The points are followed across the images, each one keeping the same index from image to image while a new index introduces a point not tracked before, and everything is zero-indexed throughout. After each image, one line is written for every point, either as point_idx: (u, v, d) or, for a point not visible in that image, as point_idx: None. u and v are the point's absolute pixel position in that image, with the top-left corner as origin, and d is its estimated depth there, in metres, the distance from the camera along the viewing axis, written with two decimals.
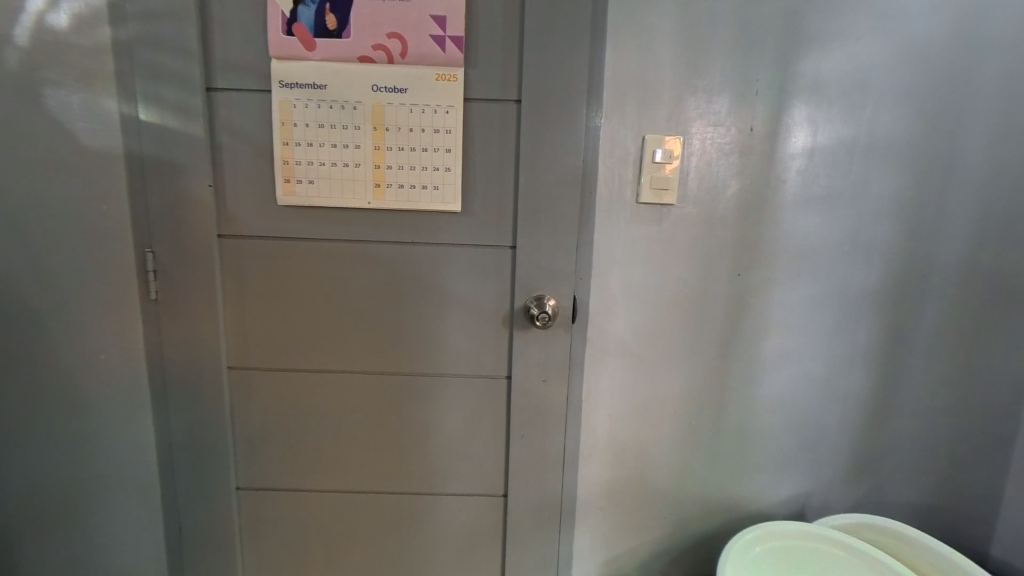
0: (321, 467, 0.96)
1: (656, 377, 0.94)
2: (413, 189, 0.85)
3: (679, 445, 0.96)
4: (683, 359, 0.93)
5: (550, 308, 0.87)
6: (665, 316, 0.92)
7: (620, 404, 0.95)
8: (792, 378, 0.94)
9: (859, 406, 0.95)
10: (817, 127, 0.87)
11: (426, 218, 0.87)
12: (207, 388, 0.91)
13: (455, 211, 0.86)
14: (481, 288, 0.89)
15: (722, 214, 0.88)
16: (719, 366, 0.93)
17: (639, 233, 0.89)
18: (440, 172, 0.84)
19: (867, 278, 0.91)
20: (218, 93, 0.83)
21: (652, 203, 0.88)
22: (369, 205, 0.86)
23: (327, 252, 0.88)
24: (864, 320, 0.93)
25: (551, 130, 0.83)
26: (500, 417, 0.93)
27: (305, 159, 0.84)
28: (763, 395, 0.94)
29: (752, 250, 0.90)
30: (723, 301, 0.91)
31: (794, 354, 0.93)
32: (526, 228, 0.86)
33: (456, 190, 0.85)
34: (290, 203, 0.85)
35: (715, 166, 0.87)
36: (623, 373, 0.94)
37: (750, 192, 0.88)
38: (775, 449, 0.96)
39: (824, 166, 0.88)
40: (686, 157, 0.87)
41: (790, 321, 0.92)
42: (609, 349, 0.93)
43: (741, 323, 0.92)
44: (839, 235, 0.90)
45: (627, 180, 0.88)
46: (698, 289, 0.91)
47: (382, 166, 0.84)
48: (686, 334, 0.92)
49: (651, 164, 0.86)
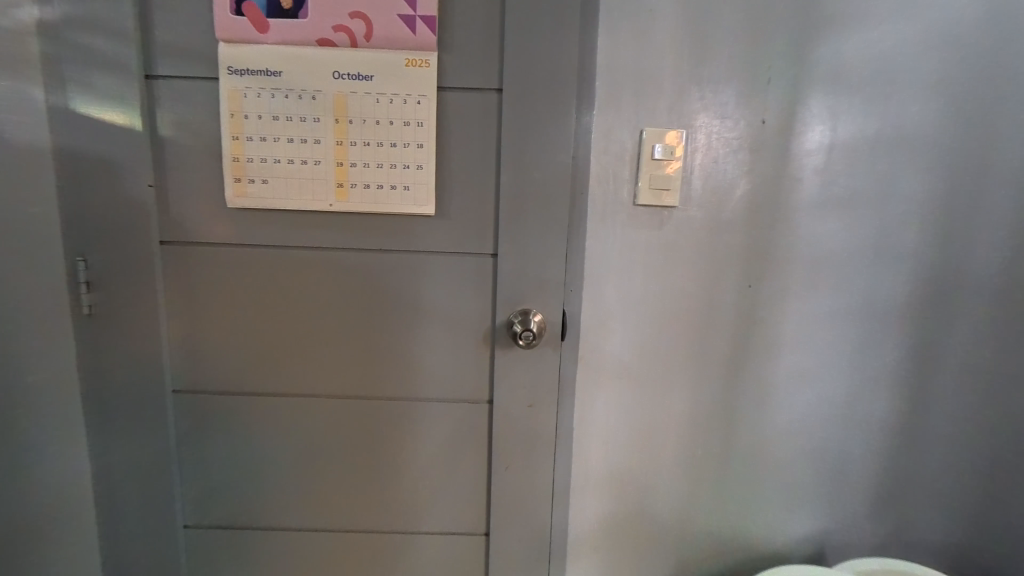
0: (281, 502, 0.85)
1: (657, 401, 0.84)
2: (380, 189, 0.75)
3: (683, 477, 0.86)
4: (687, 381, 0.83)
5: (536, 324, 0.76)
6: (668, 332, 0.82)
7: (616, 430, 0.85)
8: (808, 402, 0.84)
9: (884, 432, 0.85)
10: (835, 121, 0.77)
11: (396, 222, 0.77)
12: (150, 414, 0.81)
13: (428, 214, 0.76)
14: (460, 302, 0.79)
15: (729, 218, 0.79)
16: (727, 389, 0.83)
17: (636, 239, 0.79)
18: (410, 171, 0.74)
19: (892, 288, 0.81)
20: (160, 82, 0.73)
21: (651, 205, 0.78)
22: (331, 208, 0.76)
23: (285, 261, 0.78)
24: (889, 336, 0.83)
25: (536, 123, 0.73)
26: (481, 445, 0.83)
27: (258, 156, 0.74)
28: (776, 420, 0.84)
29: (765, 259, 0.80)
30: (730, 315, 0.81)
31: (811, 374, 0.83)
32: (508, 234, 0.76)
33: (429, 191, 0.75)
34: (242, 205, 0.75)
35: (721, 164, 0.77)
36: (620, 395, 0.83)
37: (762, 193, 0.78)
38: (790, 481, 0.86)
39: (842, 164, 0.78)
40: (690, 154, 0.77)
41: (806, 336, 0.82)
42: (603, 369, 0.83)
43: (751, 341, 0.82)
44: (862, 241, 0.80)
45: (623, 180, 0.78)
46: (703, 302, 0.81)
47: (345, 163, 0.74)
48: (690, 353, 0.82)
49: (650, 160, 0.77)
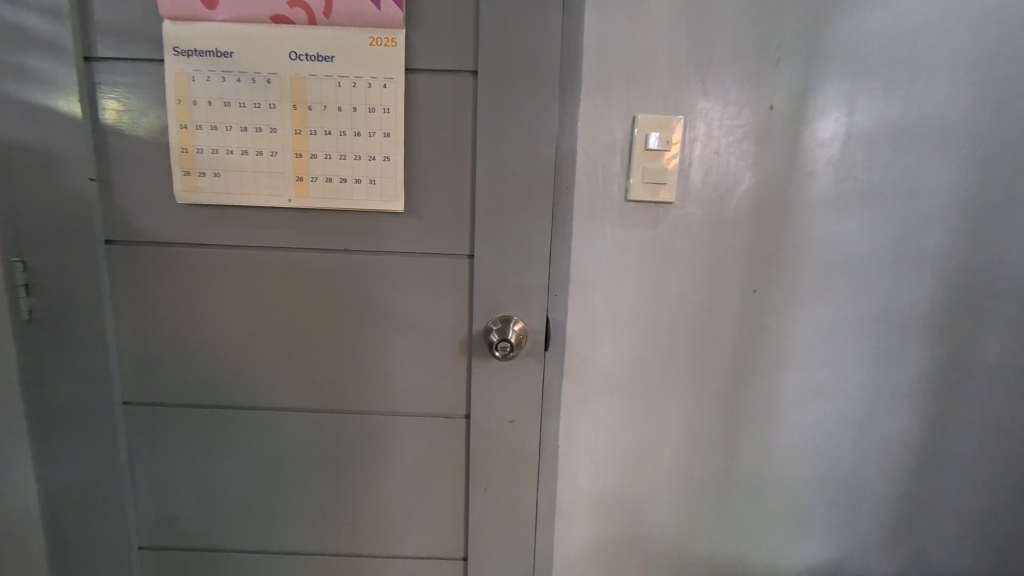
0: (242, 522, 0.79)
1: (651, 416, 0.76)
2: (343, 183, 0.68)
3: (679, 500, 0.79)
4: (684, 395, 0.75)
5: (515, 334, 0.69)
6: (663, 341, 0.74)
7: (605, 448, 0.77)
8: (819, 419, 0.76)
9: (902, 452, 0.77)
10: (852, 107, 0.69)
11: (361, 219, 0.70)
12: (99, 427, 0.75)
13: (397, 211, 0.69)
14: (433, 307, 0.72)
15: (732, 216, 0.71)
16: (728, 405, 0.75)
17: (628, 239, 0.72)
18: (376, 163, 0.67)
19: (914, 295, 0.73)
20: (100, 65, 0.66)
21: (644, 201, 0.70)
22: (290, 204, 0.69)
23: (241, 262, 0.71)
24: (909, 348, 0.75)
25: (515, 109, 0.66)
26: (457, 463, 0.76)
27: (208, 146, 0.67)
28: (782, 438, 0.77)
29: (771, 261, 0.72)
30: (732, 324, 0.73)
31: (822, 389, 0.75)
32: (485, 233, 0.68)
33: (397, 185, 0.68)
34: (192, 201, 0.69)
35: (724, 155, 0.69)
36: (610, 410, 0.76)
37: (769, 188, 0.70)
38: (797, 505, 0.78)
39: (860, 155, 0.70)
40: (688, 144, 0.69)
41: (816, 347, 0.74)
42: (591, 381, 0.75)
43: (755, 352, 0.74)
44: (880, 242, 0.72)
45: (614, 173, 0.70)
46: (702, 309, 0.73)
47: (305, 154, 0.67)
48: (687, 366, 0.75)
49: (643, 152, 0.69)
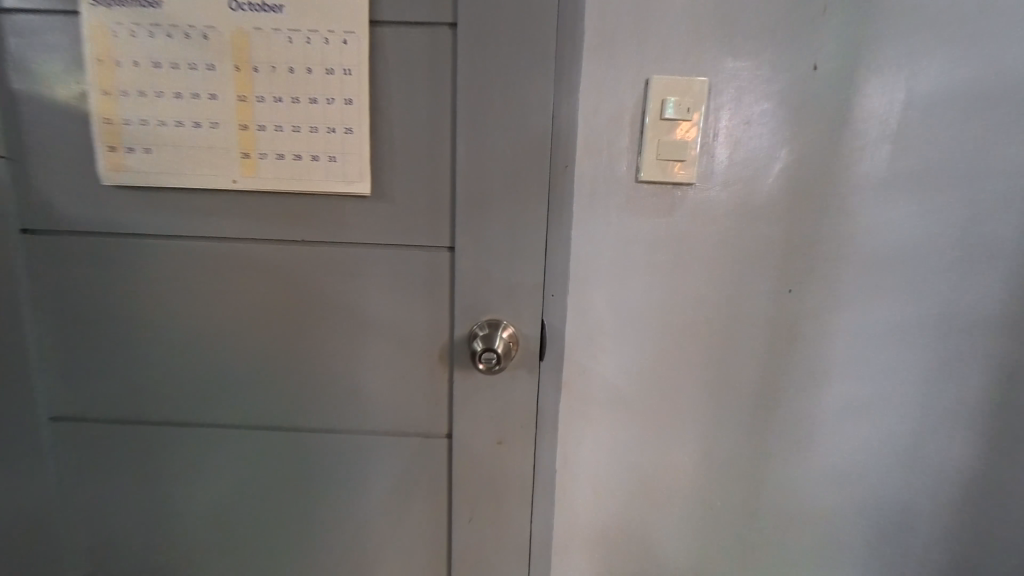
0: (192, 554, 0.69)
1: (663, 437, 0.65)
2: (298, 161, 0.57)
3: (695, 533, 0.68)
4: (703, 413, 0.64)
5: (503, 342, 0.57)
6: (679, 350, 0.62)
7: (609, 473, 0.66)
8: (862, 441, 0.64)
9: (959, 480, 0.66)
10: (913, 68, 0.57)
11: (321, 203, 0.58)
12: (24, 445, 0.65)
13: (363, 194, 0.58)
14: (408, 309, 0.61)
15: (764, 201, 0.59)
16: (755, 424, 0.64)
17: (640, 229, 0.59)
18: (336, 136, 0.56)
19: (978, 296, 0.61)
20: (7, 19, 0.55)
21: (660, 181, 0.58)
22: (236, 186, 0.58)
23: (180, 256, 0.60)
24: (969, 358, 0.63)
25: (503, 69, 0.54)
26: (437, 490, 0.66)
27: (136, 116, 0.56)
28: (819, 464, 0.65)
29: (808, 256, 0.60)
30: (761, 329, 0.62)
31: (867, 407, 0.63)
32: (469, 220, 0.57)
33: (363, 162, 0.57)
34: (121, 182, 0.58)
35: (755, 127, 0.57)
36: (615, 430, 0.65)
37: (809, 168, 0.58)
38: (832, 540, 0.67)
39: (919, 127, 0.58)
40: (713, 112, 0.57)
41: (860, 356, 0.63)
42: (594, 395, 0.64)
43: (787, 363, 0.63)
44: (938, 234, 0.60)
45: (622, 147, 0.58)
46: (725, 312, 0.61)
47: (251, 126, 0.56)
48: (708, 379, 0.63)
49: (659, 121, 0.56)
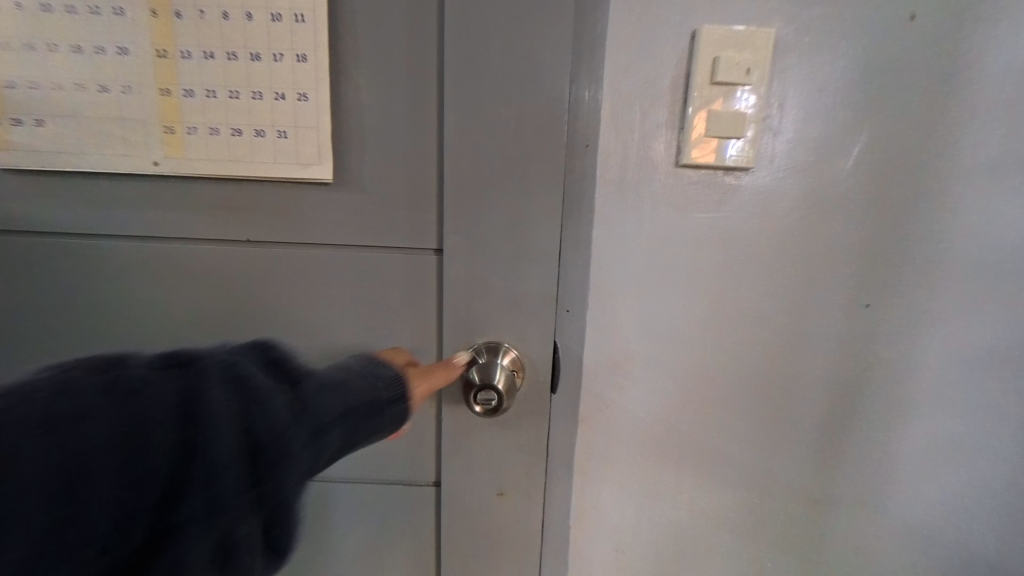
0: None
1: (705, 487, 0.52)
2: (236, 137, 0.43)
3: None
4: (757, 457, 0.51)
5: (505, 374, 0.44)
6: (728, 380, 0.49)
7: (636, 530, 0.53)
8: (959, 494, 0.50)
9: None
10: None
11: (268, 193, 0.44)
12: None
13: (323, 180, 0.44)
14: (384, 327, 0.46)
15: (840, 191, 0.46)
16: (821, 471, 0.51)
17: (679, 227, 0.46)
18: (286, 103, 0.42)
19: None
20: None
21: (705, 166, 0.45)
22: (157, 169, 0.44)
23: (81, 263, 0.46)
24: None
25: (506, 11, 0.40)
26: (423, 553, 0.52)
27: (23, 76, 0.43)
28: (902, 522, 0.51)
29: (895, 261, 0.47)
30: (833, 352, 0.48)
31: (968, 451, 0.50)
32: (460, 214, 0.43)
33: (322, 138, 0.43)
34: (8, 164, 0.45)
35: (831, 94, 0.44)
36: (644, 477, 0.52)
37: (901, 146, 0.45)
38: None
39: None
40: (778, 74, 0.44)
41: (962, 389, 0.49)
42: (618, 434, 0.51)
43: (866, 396, 0.49)
44: None
45: (659, 120, 0.44)
46: (787, 331, 0.48)
47: (173, 90, 0.43)
48: (763, 415, 0.50)
49: (710, 86, 0.43)
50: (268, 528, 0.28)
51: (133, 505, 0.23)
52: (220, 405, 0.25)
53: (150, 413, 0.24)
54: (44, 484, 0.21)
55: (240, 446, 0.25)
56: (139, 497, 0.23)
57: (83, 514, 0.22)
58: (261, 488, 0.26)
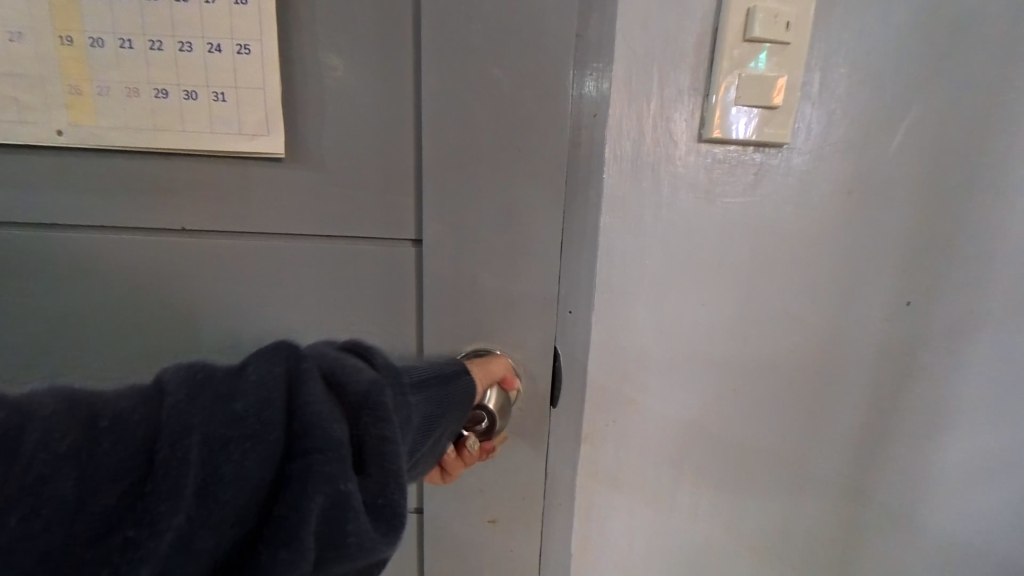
0: None
1: (722, 510, 0.46)
2: (159, 101, 0.34)
3: None
4: (782, 476, 0.45)
5: (494, 391, 0.37)
6: (752, 390, 0.43)
7: (645, 556, 0.47)
8: (984, 506, 0.47)
9: None
10: None
11: (206, 170, 0.36)
12: None
13: (273, 155, 0.35)
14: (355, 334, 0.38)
15: (886, 173, 0.39)
16: (850, 488, 0.45)
17: (700, 214, 0.40)
18: (223, 57, 0.33)
19: None
20: None
21: (732, 143, 0.38)
22: (60, 142, 0.35)
23: None
24: None
25: None
26: None
27: None
28: (927, 539, 0.47)
29: (944, 255, 0.41)
30: (868, 356, 0.43)
31: (998, 459, 0.46)
32: (443, 198, 0.35)
33: (270, 102, 0.34)
34: None
35: (882, 59, 0.37)
36: (657, 500, 0.45)
37: (956, 122, 0.39)
38: None
39: None
40: (822, 34, 0.37)
41: (1001, 399, 0.44)
42: (628, 454, 0.44)
43: (904, 406, 0.44)
44: None
45: (681, 87, 0.37)
46: (821, 335, 0.42)
47: (75, 40, 0.33)
48: (789, 429, 0.44)
49: (746, 45, 0.35)
50: (340, 516, 0.23)
51: (224, 468, 0.22)
52: (301, 390, 0.24)
53: (236, 399, 0.23)
54: (120, 466, 0.21)
55: (321, 407, 0.24)
56: (232, 457, 0.22)
57: (174, 472, 0.21)
58: (343, 454, 0.24)
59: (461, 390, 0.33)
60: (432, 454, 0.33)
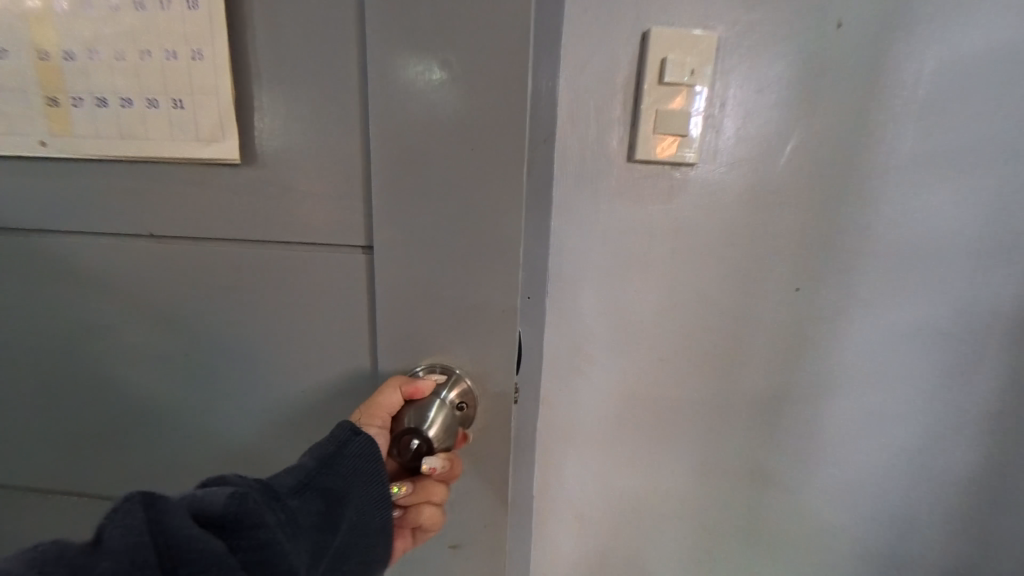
0: None
1: (656, 459, 0.56)
2: (124, 107, 0.37)
3: (687, 557, 0.60)
4: (702, 430, 0.55)
5: (444, 414, 0.38)
6: (676, 361, 0.53)
7: (594, 500, 0.57)
8: (866, 454, 0.58)
9: (972, 497, 0.59)
10: (949, 30, 0.47)
11: (173, 176, 0.39)
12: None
13: (229, 159, 0.38)
14: (312, 330, 0.41)
15: (777, 185, 0.49)
16: (756, 440, 0.56)
17: (628, 218, 0.49)
18: (177, 67, 0.36)
19: (1007, 291, 0.53)
20: None
21: (655, 162, 0.48)
22: (43, 147, 0.39)
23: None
24: (990, 365, 0.56)
25: None
26: None
27: None
28: (822, 481, 0.58)
29: (824, 250, 0.51)
30: (767, 332, 0.53)
31: (872, 415, 0.57)
32: (392, 204, 0.38)
33: (223, 108, 0.36)
34: None
35: (769, 96, 0.48)
36: (604, 453, 0.55)
37: (828, 145, 0.49)
38: (832, 557, 0.61)
39: (957, 101, 0.49)
40: (721, 78, 0.47)
41: (872, 366, 0.55)
42: (578, 415, 0.54)
43: (797, 373, 0.54)
44: (967, 225, 0.52)
45: (613, 118, 0.47)
46: (730, 315, 0.52)
47: (51, 52, 0.37)
48: (707, 392, 0.54)
49: (658, 86, 0.45)
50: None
51: None
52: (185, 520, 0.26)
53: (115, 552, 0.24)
54: None
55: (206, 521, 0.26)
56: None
57: None
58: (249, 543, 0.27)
59: (355, 455, 0.34)
60: (376, 530, 0.35)
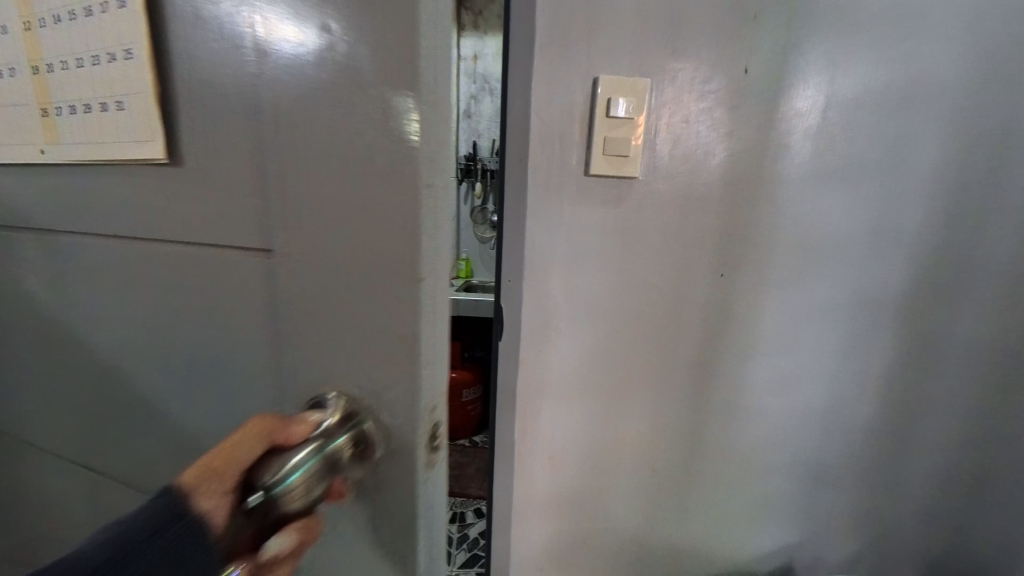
0: None
1: (613, 412, 0.70)
2: (52, 80, 0.29)
3: (640, 494, 0.73)
4: (648, 388, 0.69)
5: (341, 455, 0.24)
6: (626, 332, 0.67)
7: (563, 445, 0.70)
8: (784, 409, 0.71)
9: (867, 442, 0.73)
10: (834, 71, 0.61)
11: (95, 167, 0.30)
12: None
13: (151, 142, 0.27)
14: (232, 369, 0.28)
15: (702, 192, 0.63)
16: (694, 396, 0.70)
17: (585, 218, 0.63)
18: (116, 28, 0.26)
19: (891, 276, 0.67)
20: None
21: (605, 175, 0.62)
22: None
23: None
24: (879, 335, 0.69)
25: None
26: None
27: None
28: (748, 430, 0.72)
29: (741, 243, 0.65)
30: (699, 310, 0.67)
31: (788, 376, 0.70)
32: (308, 187, 0.23)
33: (145, 74, 0.26)
34: None
35: (693, 124, 0.61)
36: (570, 406, 0.69)
37: (741, 162, 0.63)
38: (760, 494, 0.75)
39: (840, 127, 0.62)
40: (655, 110, 0.60)
41: (785, 336, 0.69)
42: (549, 376, 0.68)
43: (724, 342, 0.68)
44: (855, 223, 0.65)
45: (572, 142, 0.61)
46: (668, 295, 0.66)
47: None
48: (652, 357, 0.68)
49: (605, 119, 0.59)
50: None
51: None
52: None
53: None
54: None
55: None
56: None
57: None
58: None
59: (169, 535, 0.20)
60: None
